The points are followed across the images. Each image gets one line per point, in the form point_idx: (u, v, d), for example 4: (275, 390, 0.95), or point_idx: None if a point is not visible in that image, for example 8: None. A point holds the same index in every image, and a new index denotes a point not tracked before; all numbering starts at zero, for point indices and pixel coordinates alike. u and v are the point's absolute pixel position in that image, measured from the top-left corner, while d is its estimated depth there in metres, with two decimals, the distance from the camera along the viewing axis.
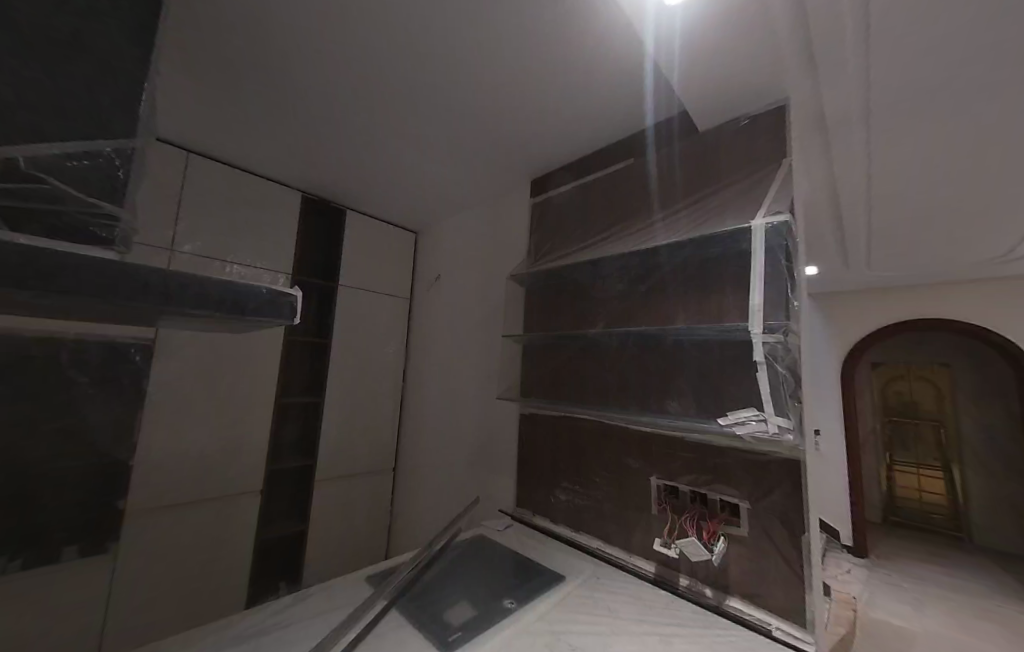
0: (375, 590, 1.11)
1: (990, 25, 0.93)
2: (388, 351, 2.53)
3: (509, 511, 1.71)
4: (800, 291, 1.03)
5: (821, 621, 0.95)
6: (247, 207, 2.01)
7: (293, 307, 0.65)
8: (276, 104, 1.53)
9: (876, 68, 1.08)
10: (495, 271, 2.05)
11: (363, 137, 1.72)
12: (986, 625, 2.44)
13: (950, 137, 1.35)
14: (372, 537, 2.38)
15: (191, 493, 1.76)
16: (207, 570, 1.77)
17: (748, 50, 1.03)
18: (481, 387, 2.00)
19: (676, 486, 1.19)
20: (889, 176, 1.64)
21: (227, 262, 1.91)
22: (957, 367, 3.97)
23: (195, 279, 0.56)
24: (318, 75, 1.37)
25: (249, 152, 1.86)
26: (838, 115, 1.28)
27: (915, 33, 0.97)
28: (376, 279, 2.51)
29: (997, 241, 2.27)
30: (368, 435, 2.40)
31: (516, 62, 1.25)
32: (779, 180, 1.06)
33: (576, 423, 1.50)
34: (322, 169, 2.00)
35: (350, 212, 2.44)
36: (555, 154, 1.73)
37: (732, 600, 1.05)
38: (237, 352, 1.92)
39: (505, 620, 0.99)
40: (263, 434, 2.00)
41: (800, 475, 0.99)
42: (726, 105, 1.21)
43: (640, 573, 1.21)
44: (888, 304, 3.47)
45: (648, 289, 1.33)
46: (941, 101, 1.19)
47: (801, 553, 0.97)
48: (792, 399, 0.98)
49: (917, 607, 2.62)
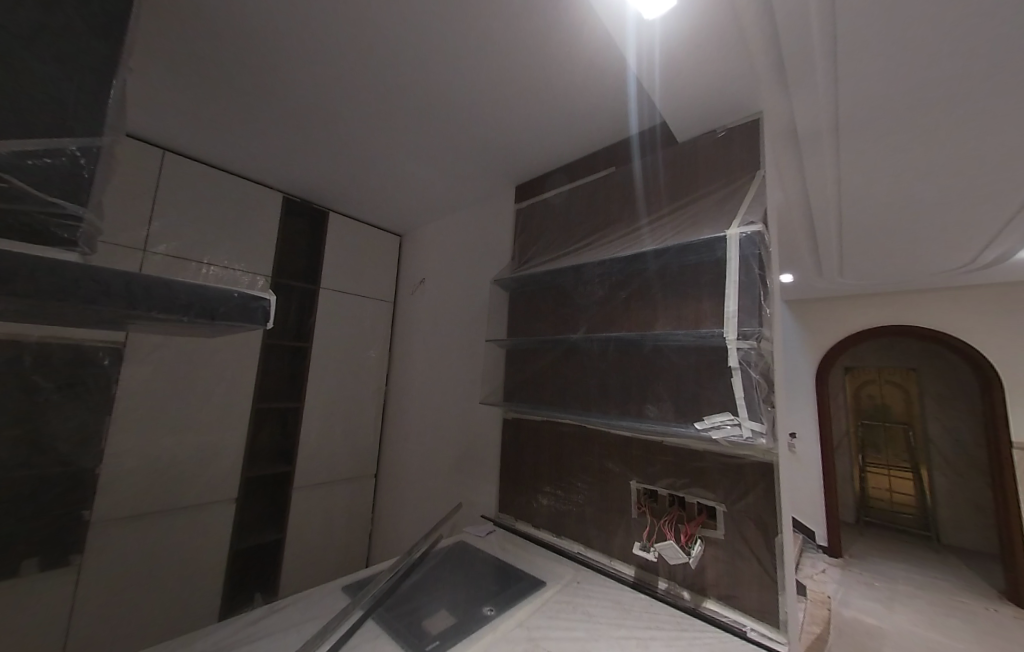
0: (353, 600, 1.09)
1: (945, 47, 0.99)
2: (370, 355, 2.49)
3: (491, 517, 1.70)
4: (772, 299, 1.06)
5: (793, 622, 0.97)
6: (225, 207, 1.96)
7: (265, 311, 0.64)
8: (257, 103, 1.51)
9: (843, 84, 1.13)
10: (479, 275, 2.05)
11: (347, 139, 1.70)
12: (951, 622, 2.53)
13: (915, 150, 1.42)
14: (353, 545, 2.33)
15: (162, 502, 1.70)
16: (178, 583, 1.71)
17: (724, 66, 1.07)
18: (465, 392, 1.99)
19: (655, 490, 1.21)
20: (857, 188, 1.71)
21: (205, 262, 1.86)
22: (924, 372, 4.14)
23: (162, 282, 0.54)
24: (300, 76, 1.36)
25: (228, 151, 1.82)
26: (809, 129, 1.34)
27: (879, 52, 1.02)
28: (359, 282, 2.48)
29: (960, 251, 2.38)
30: (348, 440, 2.35)
31: (501, 68, 1.26)
32: (752, 191, 1.10)
33: (558, 428, 1.50)
34: (305, 170, 1.97)
35: (332, 214, 2.40)
36: (540, 160, 1.75)
37: (709, 603, 1.07)
38: (212, 356, 1.87)
39: (484, 628, 0.98)
40: (240, 441, 1.94)
41: (773, 478, 1.01)
42: (704, 115, 1.24)
43: (619, 576, 1.22)
44: (861, 310, 3.60)
45: (628, 295, 1.35)
46: (902, 118, 1.26)
47: (774, 555, 0.99)
48: (766, 404, 1.00)
49: (887, 605, 2.71)
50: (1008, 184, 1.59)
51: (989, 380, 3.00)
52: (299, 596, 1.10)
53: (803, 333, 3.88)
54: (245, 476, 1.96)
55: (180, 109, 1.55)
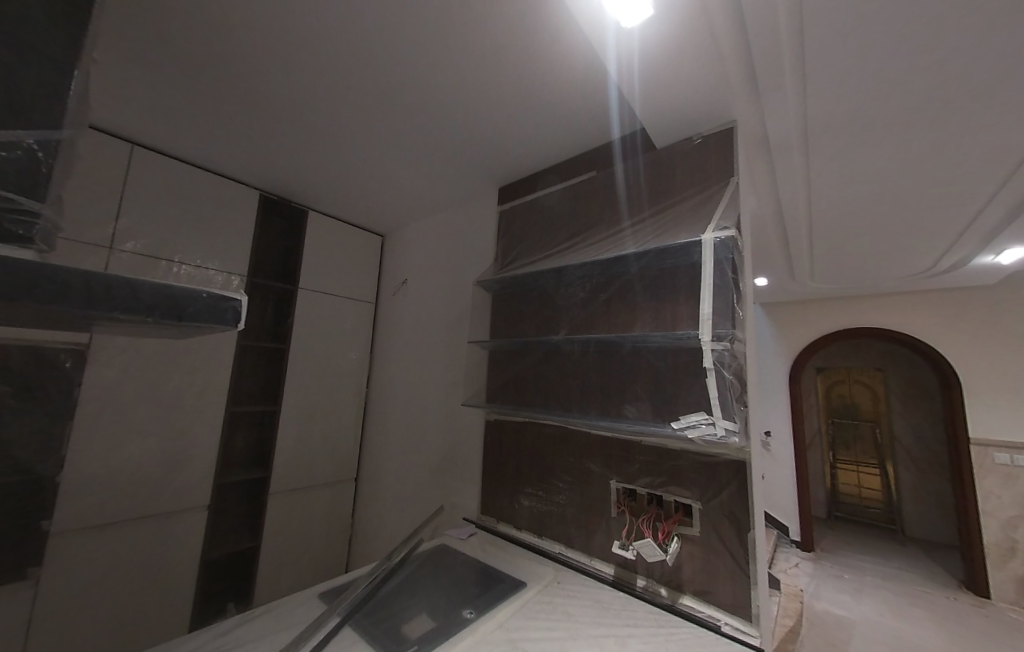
0: (329, 607, 1.07)
1: (904, 63, 1.04)
2: (350, 356, 2.45)
3: (472, 519, 1.70)
4: (744, 302, 1.10)
5: (765, 616, 1.00)
6: (198, 204, 1.90)
7: (237, 312, 0.62)
8: (232, 98, 1.46)
9: (812, 95, 1.18)
10: (462, 277, 2.04)
11: (326, 137, 1.68)
12: (915, 611, 2.65)
13: (879, 160, 1.48)
14: (331, 551, 2.28)
15: (128, 511, 1.63)
16: (146, 594, 1.64)
17: (700, 78, 1.10)
18: (447, 393, 1.98)
19: (634, 489, 1.23)
20: (826, 195, 1.78)
21: (176, 261, 1.80)
22: (889, 371, 4.34)
23: (126, 280, 0.52)
24: (276, 71, 1.33)
25: (202, 146, 1.76)
26: (780, 138, 1.39)
27: (843, 65, 1.06)
28: (340, 282, 2.44)
29: (921, 257, 2.51)
30: (327, 444, 2.31)
31: (482, 68, 1.26)
32: (726, 198, 1.14)
33: (540, 429, 1.51)
34: (283, 168, 1.93)
35: (312, 213, 2.36)
36: (523, 161, 1.76)
37: (686, 599, 1.10)
38: (184, 358, 1.80)
39: (462, 631, 0.98)
40: (213, 445, 1.88)
41: (746, 475, 1.04)
42: (681, 122, 1.27)
43: (599, 576, 1.24)
44: (831, 313, 3.75)
45: (608, 298, 1.37)
46: (865, 129, 1.32)
47: (747, 550, 1.02)
48: (739, 404, 1.03)
49: (856, 597, 2.81)
50: (963, 194, 1.69)
51: (947, 378, 3.17)
52: (272, 604, 1.07)
53: (777, 334, 4.01)
54: (218, 482, 1.90)
55: (149, 102, 1.50)
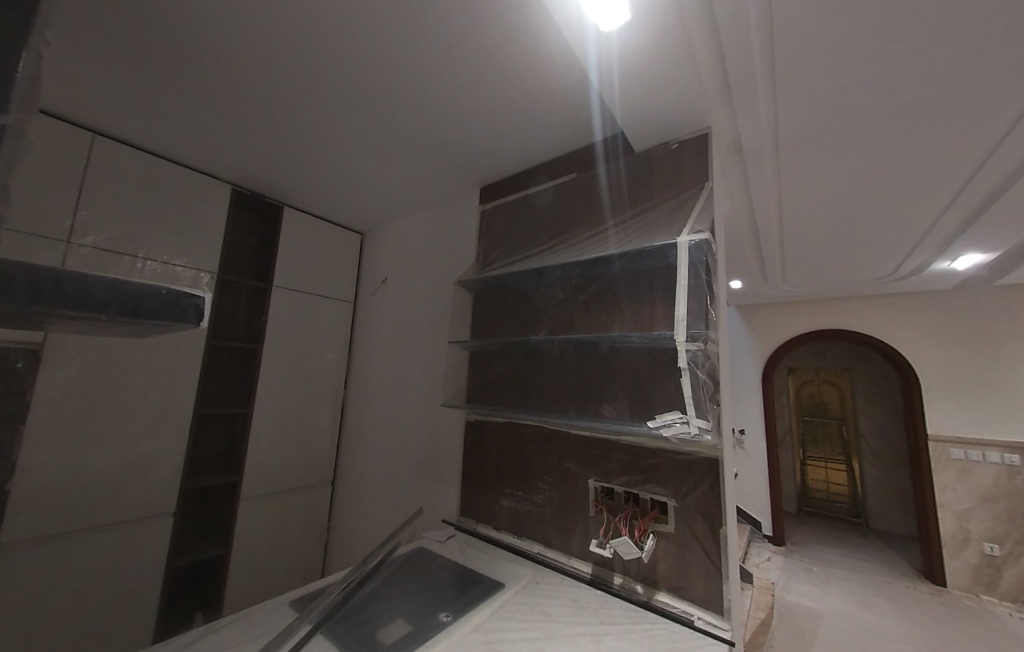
0: (300, 614, 1.04)
1: (867, 77, 1.10)
2: (327, 356, 2.40)
3: (452, 521, 1.68)
4: (717, 303, 1.13)
5: (736, 609, 1.02)
6: (166, 197, 1.82)
7: (198, 309, 0.59)
8: (202, 87, 1.41)
9: (781, 105, 1.23)
10: (442, 276, 2.02)
11: (302, 131, 1.64)
12: (878, 601, 2.77)
13: (845, 168, 1.54)
14: (307, 557, 2.22)
15: (85, 520, 1.54)
16: (105, 606, 1.56)
17: (677, 87, 1.13)
18: (426, 394, 1.96)
19: (612, 487, 1.24)
20: (795, 202, 1.85)
21: (140, 257, 1.72)
22: (855, 371, 4.53)
23: (75, 275, 0.49)
24: (248, 60, 1.28)
25: (170, 137, 1.69)
26: (752, 145, 1.44)
27: (810, 78, 1.11)
28: (317, 280, 2.38)
29: (884, 262, 2.63)
30: (302, 447, 2.24)
31: (464, 68, 1.26)
32: (701, 202, 1.16)
33: (519, 429, 1.51)
34: (257, 162, 1.87)
35: (288, 209, 2.29)
36: (503, 161, 1.75)
37: (661, 595, 1.11)
38: (148, 358, 1.72)
39: (439, 634, 0.97)
40: (180, 449, 1.81)
41: (718, 472, 1.07)
42: (658, 128, 1.29)
43: (577, 574, 1.24)
44: (802, 315, 3.89)
45: (587, 298, 1.39)
46: (830, 140, 1.38)
47: (718, 545, 1.05)
48: (712, 403, 1.06)
49: (824, 589, 2.92)
50: (922, 202, 1.78)
51: (908, 379, 3.33)
52: (238, 613, 1.03)
53: (751, 336, 4.13)
54: (185, 487, 1.82)
55: (110, 88, 1.43)
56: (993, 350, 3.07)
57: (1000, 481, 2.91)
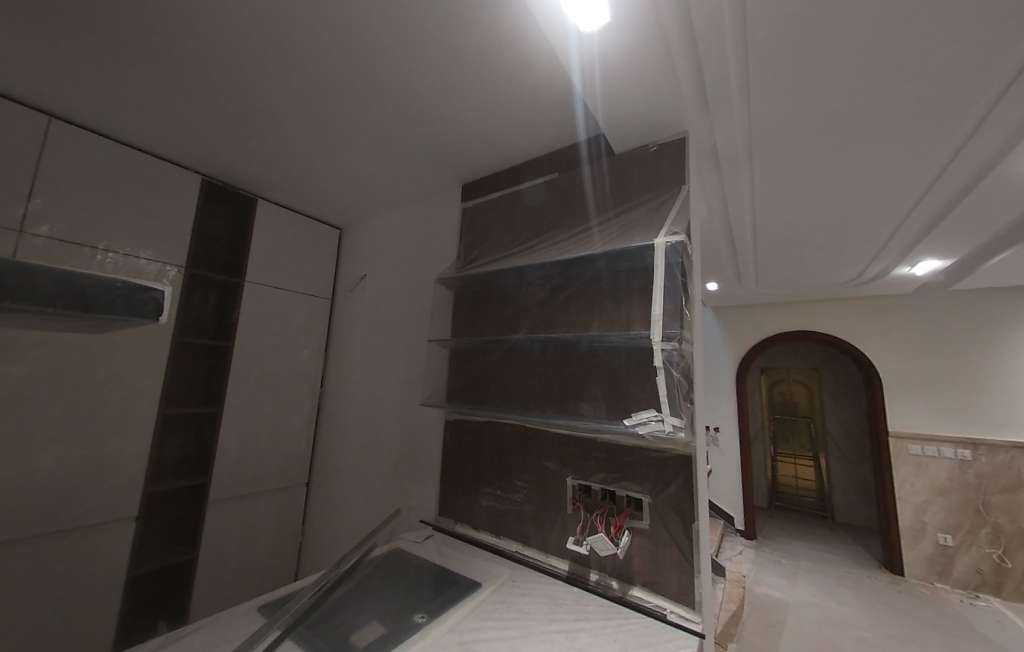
0: (269, 620, 1.01)
1: (836, 88, 1.14)
2: (303, 354, 2.33)
3: (430, 521, 1.66)
4: (692, 304, 1.15)
5: (707, 603, 1.05)
6: (129, 186, 1.74)
7: (157, 302, 0.66)
8: (168, 71, 1.35)
9: (754, 114, 1.27)
10: (423, 273, 2.00)
11: (277, 122, 1.59)
12: (842, 591, 2.90)
13: (814, 176, 1.60)
14: (279, 560, 2.15)
15: (37, 526, 1.46)
16: (61, 616, 1.49)
17: (657, 91, 1.15)
18: (405, 392, 1.93)
19: (589, 485, 1.25)
20: (768, 207, 1.91)
21: (101, 248, 1.64)
22: (822, 371, 4.73)
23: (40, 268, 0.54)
24: (218, 44, 1.23)
25: (134, 123, 1.62)
26: (727, 151, 1.48)
27: (782, 87, 1.15)
28: (292, 276, 2.31)
29: (851, 267, 2.74)
30: (276, 447, 2.18)
31: (446, 62, 1.24)
32: (678, 205, 1.19)
33: (499, 428, 1.50)
34: (229, 153, 1.81)
35: (263, 202, 2.22)
36: (485, 159, 1.74)
37: (635, 590, 1.13)
38: (108, 355, 1.64)
39: (413, 636, 0.96)
40: (144, 450, 1.73)
41: (692, 468, 1.10)
42: (638, 132, 1.31)
43: (554, 572, 1.25)
44: (774, 317, 4.02)
45: (567, 298, 1.40)
46: (800, 148, 1.43)
47: (691, 540, 1.07)
48: (685, 400, 1.08)
49: (791, 580, 3.04)
50: (885, 210, 1.87)
51: (871, 379, 3.49)
52: (203, 620, 0.99)
53: (727, 336, 4.24)
54: (149, 491, 1.74)
55: (67, 68, 1.35)
56: (947, 352, 3.26)
57: (953, 474, 3.08)
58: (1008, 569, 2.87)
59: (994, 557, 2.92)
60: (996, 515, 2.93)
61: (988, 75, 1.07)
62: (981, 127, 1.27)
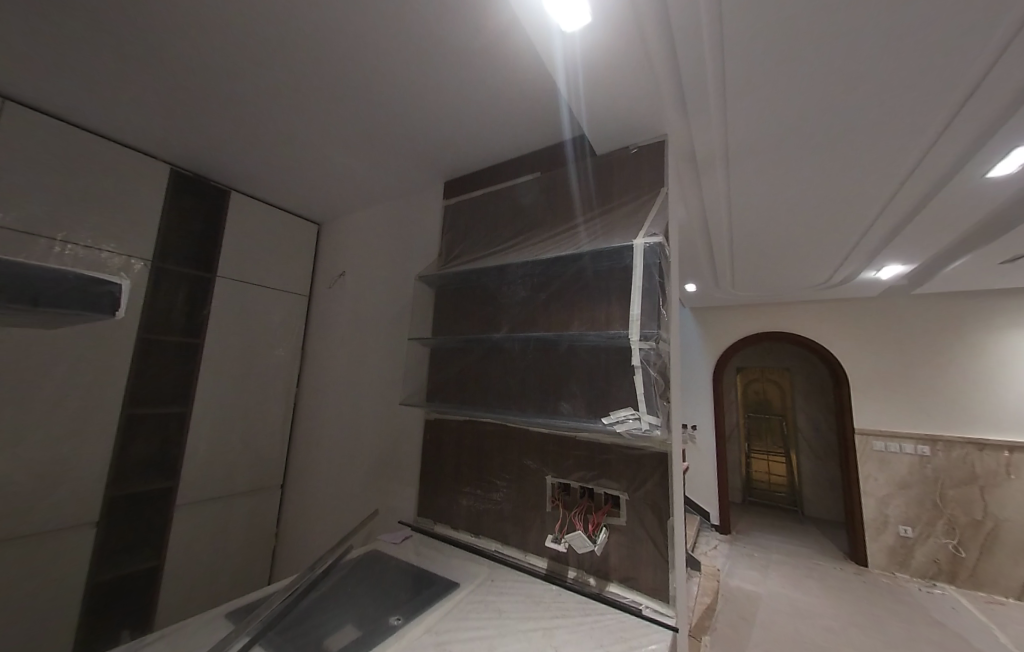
0: (236, 627, 0.98)
1: (807, 98, 1.19)
2: (278, 351, 2.26)
3: (408, 522, 1.64)
4: (669, 304, 1.17)
5: (681, 597, 1.07)
6: (92, 175, 1.65)
7: (113, 297, 0.64)
8: (135, 55, 1.29)
9: (730, 121, 1.31)
10: (403, 270, 1.97)
11: (251, 113, 1.54)
12: (810, 582, 3.01)
13: (787, 181, 1.65)
14: (252, 564, 2.09)
15: None
16: (10, 629, 1.40)
17: (637, 95, 1.16)
18: (385, 391, 1.90)
19: (568, 484, 1.26)
20: (743, 211, 1.96)
21: (59, 239, 1.55)
22: (794, 370, 4.90)
23: None
24: (189, 29, 1.19)
25: (96, 108, 1.54)
26: (705, 155, 1.52)
27: (755, 95, 1.19)
28: (268, 271, 2.24)
29: (821, 270, 2.85)
30: (249, 448, 2.11)
31: (428, 58, 1.23)
32: (657, 207, 1.21)
33: (479, 427, 1.50)
34: (200, 143, 1.74)
35: (237, 194, 2.14)
36: (467, 156, 1.73)
37: (612, 586, 1.15)
38: (66, 352, 1.55)
39: (388, 638, 0.95)
40: (104, 452, 1.65)
41: (668, 466, 1.12)
42: (619, 133, 1.33)
43: (533, 570, 1.25)
44: (749, 318, 4.14)
45: (548, 297, 1.40)
46: (773, 154, 1.47)
47: (666, 536, 1.09)
48: (661, 398, 1.09)
49: (764, 573, 3.14)
50: (853, 216, 1.95)
51: (840, 378, 3.65)
52: (166, 628, 0.95)
53: (705, 337, 4.34)
54: (111, 495, 1.66)
55: (18, 46, 1.27)
56: (910, 352, 3.42)
57: (913, 469, 3.24)
58: (963, 558, 3.03)
59: (950, 547, 3.08)
60: (952, 508, 3.10)
61: (950, 84, 1.11)
62: (943, 135, 1.32)
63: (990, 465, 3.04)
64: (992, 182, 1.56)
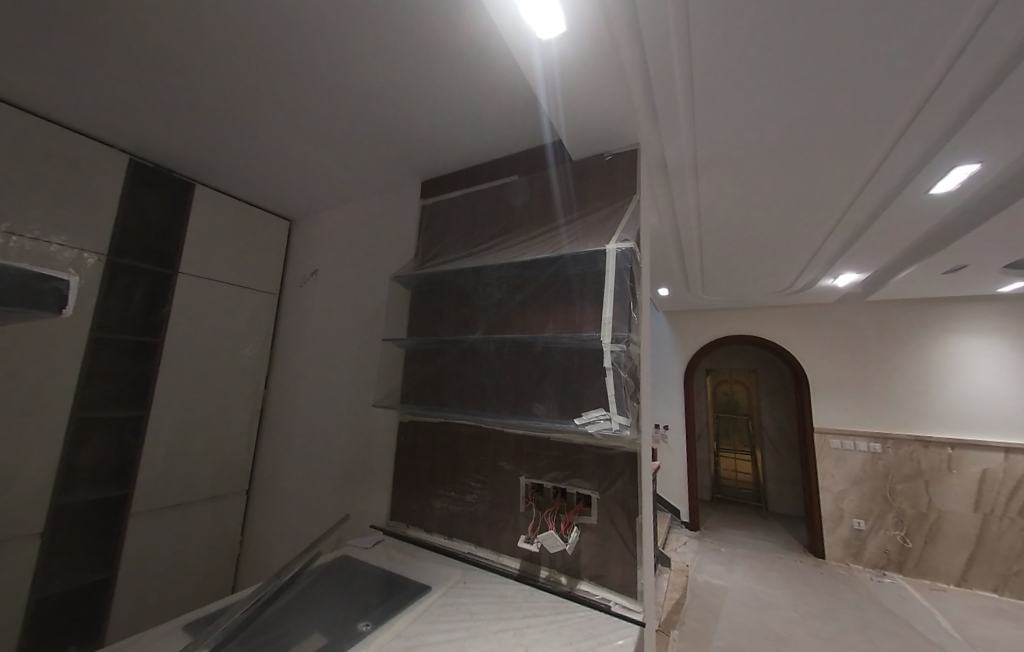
0: (195, 639, 0.94)
1: (769, 114, 1.26)
2: (245, 351, 2.17)
3: (380, 526, 1.61)
4: (639, 307, 1.21)
5: (647, 592, 1.11)
6: (40, 163, 1.55)
7: (60, 293, 0.62)
8: (89, 39, 1.22)
9: (697, 133, 1.37)
10: (378, 269, 1.93)
11: (218, 107, 1.48)
12: (771, 575, 3.15)
13: (751, 192, 1.73)
14: (213, 573, 1.99)
15: None
16: None
17: (612, 104, 1.19)
18: (357, 392, 1.86)
19: (541, 484, 1.27)
20: (712, 220, 2.04)
21: (2, 230, 1.44)
22: (759, 372, 5.13)
23: None
24: (150, 16, 1.14)
25: (45, 92, 1.45)
26: (676, 165, 1.57)
27: (722, 110, 1.25)
28: (235, 268, 2.15)
29: (784, 277, 2.99)
30: (212, 452, 2.02)
31: (405, 59, 1.22)
32: (630, 213, 1.24)
33: (453, 429, 1.49)
34: (161, 134, 1.66)
35: (202, 188, 2.05)
36: (445, 157, 1.72)
37: (583, 584, 1.17)
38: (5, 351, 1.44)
39: (355, 644, 0.93)
40: (49, 459, 1.54)
41: (637, 464, 1.15)
42: (593, 141, 1.36)
43: (505, 571, 1.26)
44: (719, 321, 4.29)
45: (523, 299, 1.41)
46: (739, 166, 1.55)
47: (634, 534, 1.12)
48: (631, 400, 1.13)
49: (729, 568, 3.26)
50: (813, 226, 2.06)
51: (800, 378, 3.85)
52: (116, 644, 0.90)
53: (677, 339, 4.46)
54: (58, 503, 1.56)
55: None
56: (864, 355, 3.63)
57: (866, 465, 3.45)
58: (909, 548, 3.24)
59: (898, 538, 3.28)
60: (901, 501, 3.31)
61: (898, 106, 1.19)
62: (890, 154, 1.43)
63: (933, 460, 3.26)
64: (934, 197, 1.69)
